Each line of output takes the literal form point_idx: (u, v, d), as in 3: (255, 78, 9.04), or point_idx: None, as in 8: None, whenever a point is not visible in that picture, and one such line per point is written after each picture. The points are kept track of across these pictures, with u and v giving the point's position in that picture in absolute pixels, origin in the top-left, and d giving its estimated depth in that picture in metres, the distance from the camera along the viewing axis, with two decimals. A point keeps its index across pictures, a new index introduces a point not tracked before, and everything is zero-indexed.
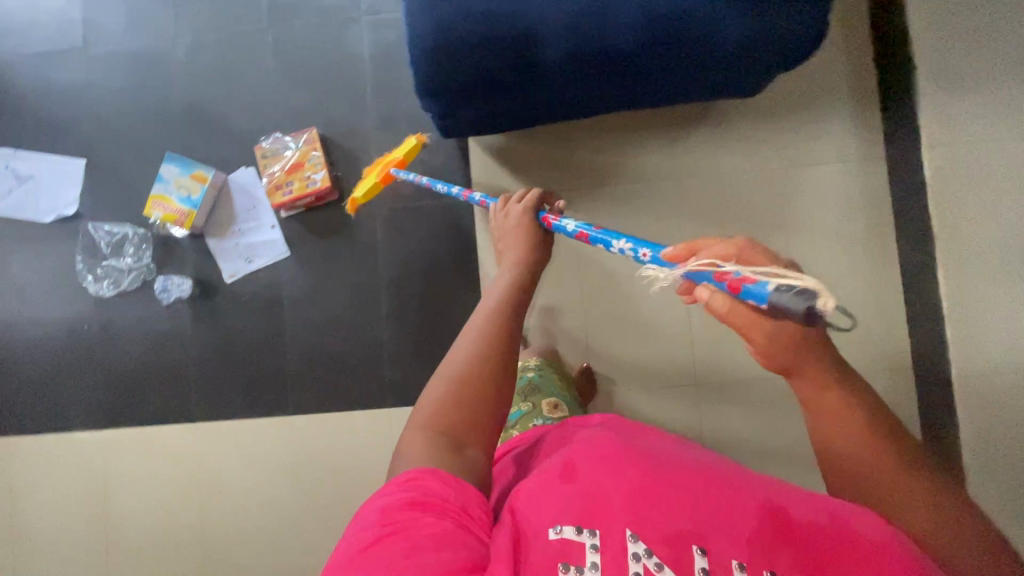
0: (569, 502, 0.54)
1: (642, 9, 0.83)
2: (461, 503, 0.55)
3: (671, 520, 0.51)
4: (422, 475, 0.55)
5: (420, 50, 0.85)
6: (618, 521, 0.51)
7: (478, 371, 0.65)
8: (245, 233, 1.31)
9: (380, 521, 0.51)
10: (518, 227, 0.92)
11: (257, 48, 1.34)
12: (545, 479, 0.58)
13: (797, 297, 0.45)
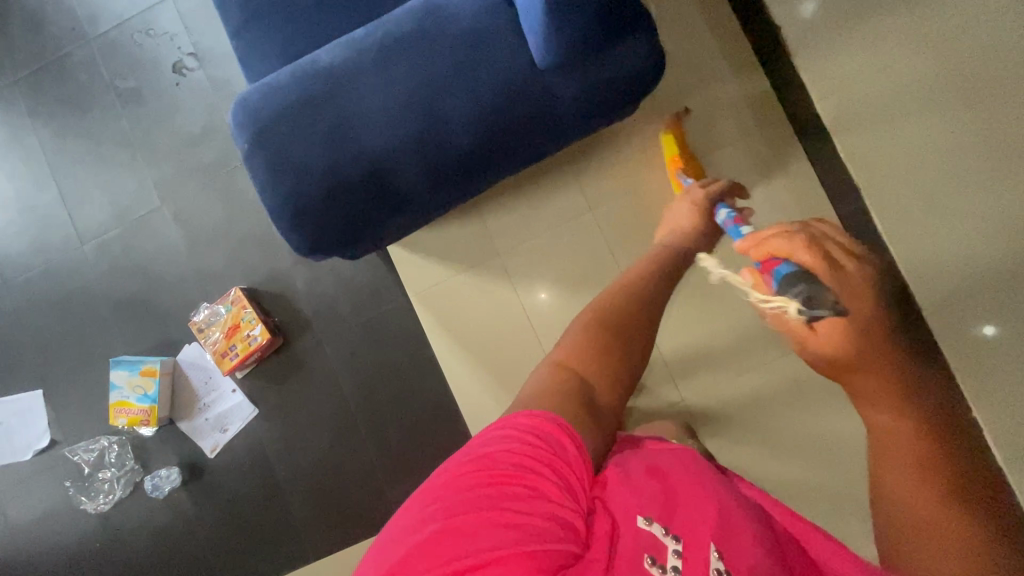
0: (661, 503, 0.47)
1: (472, 105, 0.83)
2: (581, 471, 0.48)
3: (752, 551, 0.45)
4: (559, 429, 0.50)
5: (284, 218, 0.86)
6: (707, 530, 0.45)
7: (631, 325, 0.67)
8: (212, 405, 1.32)
9: (507, 459, 0.47)
10: (693, 209, 0.93)
11: (159, 227, 1.35)
12: (632, 471, 0.51)
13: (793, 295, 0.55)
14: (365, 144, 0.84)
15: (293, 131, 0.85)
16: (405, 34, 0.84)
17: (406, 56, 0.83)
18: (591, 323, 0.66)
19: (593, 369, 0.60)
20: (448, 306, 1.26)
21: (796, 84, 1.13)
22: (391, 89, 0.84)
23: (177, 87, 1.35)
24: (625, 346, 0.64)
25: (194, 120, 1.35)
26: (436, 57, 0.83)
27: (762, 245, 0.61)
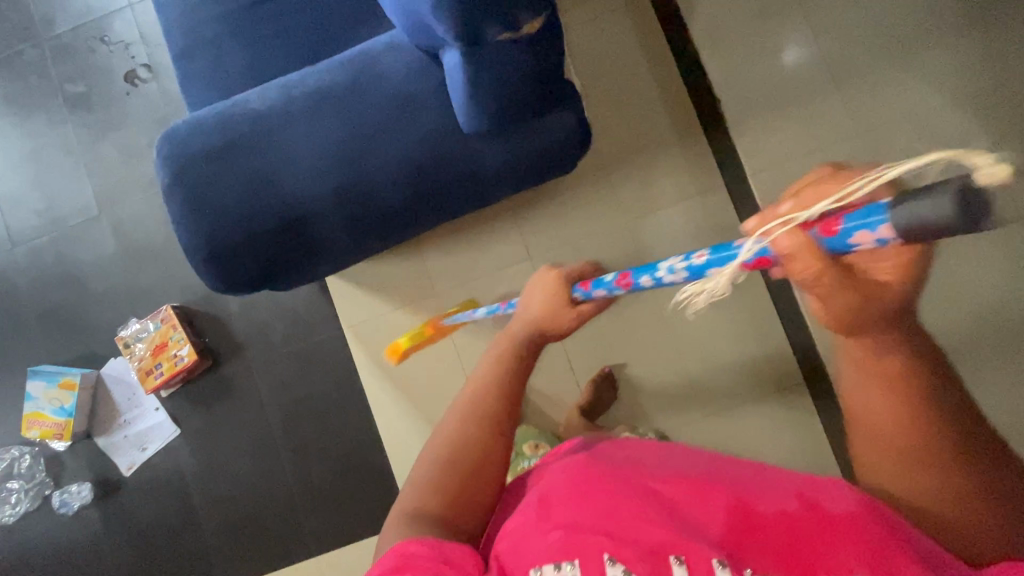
0: (548, 539, 0.47)
1: (396, 159, 0.84)
2: (442, 549, 0.49)
3: (647, 532, 0.46)
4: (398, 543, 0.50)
5: (198, 254, 0.85)
6: (595, 544, 0.46)
7: (474, 461, 0.59)
8: (131, 423, 1.29)
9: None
10: (539, 295, 0.77)
11: (96, 236, 1.33)
12: (520, 518, 0.51)
13: (930, 194, 0.31)
14: (287, 191, 0.84)
15: (212, 172, 0.84)
16: (337, 87, 0.85)
17: (336, 108, 0.84)
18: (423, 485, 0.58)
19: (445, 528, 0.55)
20: (379, 341, 1.27)
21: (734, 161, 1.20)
22: (318, 139, 0.84)
23: (127, 97, 1.34)
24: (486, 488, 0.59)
25: (142, 131, 1.33)
26: (366, 112, 0.84)
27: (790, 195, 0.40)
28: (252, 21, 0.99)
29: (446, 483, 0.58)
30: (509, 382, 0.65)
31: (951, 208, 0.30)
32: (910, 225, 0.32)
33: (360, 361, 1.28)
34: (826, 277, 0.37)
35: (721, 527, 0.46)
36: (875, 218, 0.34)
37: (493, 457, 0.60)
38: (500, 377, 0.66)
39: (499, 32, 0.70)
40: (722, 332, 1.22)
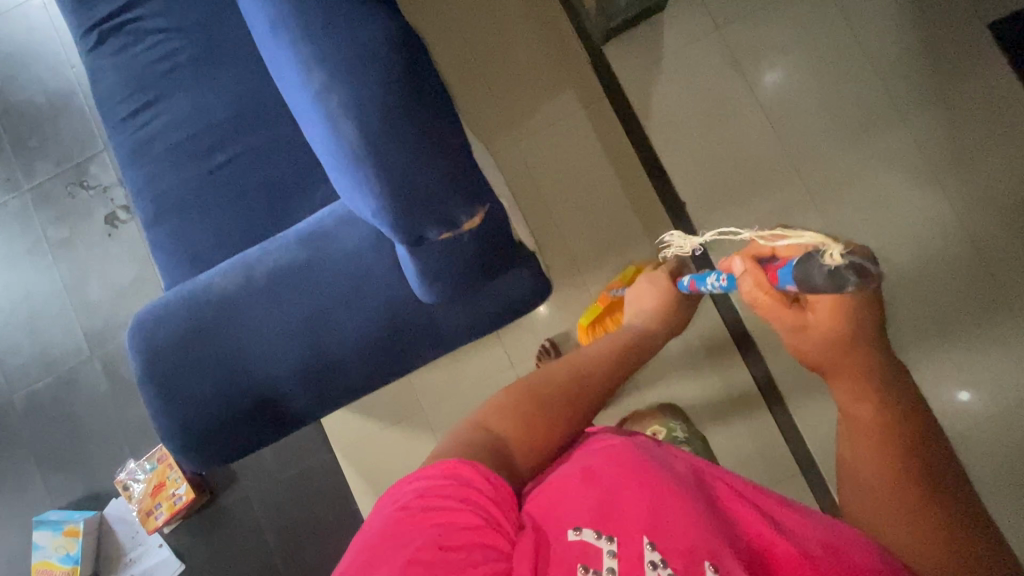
0: (593, 509, 0.52)
1: (359, 336, 0.86)
2: (496, 494, 0.56)
3: (690, 533, 0.49)
4: (463, 464, 0.57)
5: (177, 444, 0.87)
6: (636, 527, 0.50)
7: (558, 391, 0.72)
8: (138, 560, 1.31)
9: (420, 503, 0.54)
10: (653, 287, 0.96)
11: (89, 377, 1.36)
12: (565, 482, 0.56)
13: (814, 261, 0.47)
14: (257, 374, 0.86)
15: (181, 366, 0.86)
16: (295, 267, 0.86)
17: (297, 288, 0.86)
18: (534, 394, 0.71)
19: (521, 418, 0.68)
20: (372, 466, 1.27)
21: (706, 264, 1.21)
22: (282, 318, 0.86)
23: (109, 238, 1.37)
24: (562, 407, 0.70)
25: (124, 271, 1.36)
26: (326, 289, 0.86)
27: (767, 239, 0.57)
28: (215, 187, 1.01)
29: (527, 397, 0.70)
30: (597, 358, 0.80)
31: (818, 274, 0.46)
32: (802, 277, 0.49)
33: (355, 489, 1.28)
34: (766, 296, 0.55)
35: (748, 549, 0.50)
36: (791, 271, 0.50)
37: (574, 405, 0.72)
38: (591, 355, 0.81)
39: (439, 232, 0.71)
40: (711, 428, 1.21)
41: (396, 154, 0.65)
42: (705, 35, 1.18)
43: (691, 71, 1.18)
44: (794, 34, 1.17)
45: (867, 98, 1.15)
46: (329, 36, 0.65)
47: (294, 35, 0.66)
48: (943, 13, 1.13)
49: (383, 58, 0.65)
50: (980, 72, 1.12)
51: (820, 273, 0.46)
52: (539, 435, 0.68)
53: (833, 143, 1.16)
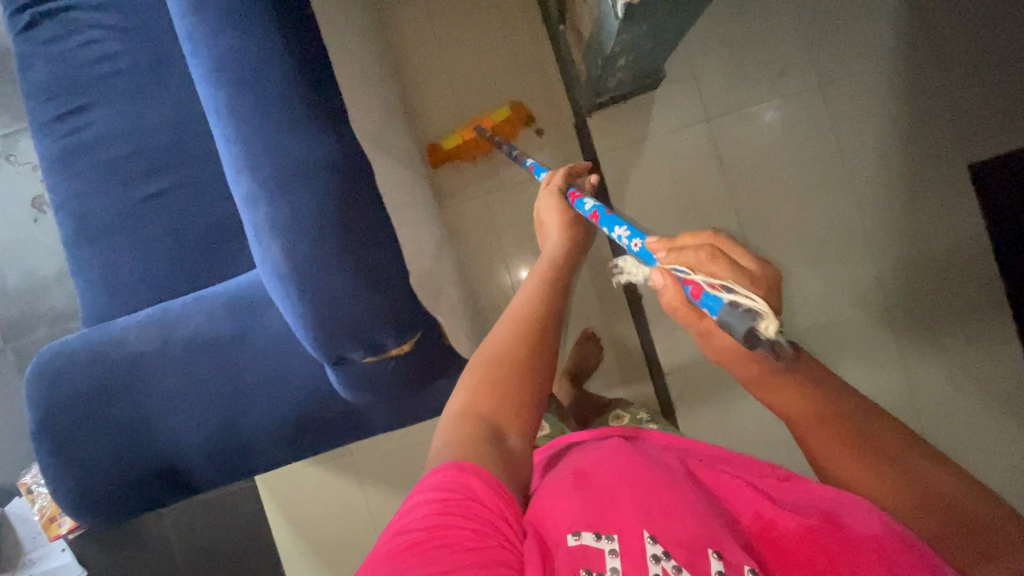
0: (590, 510, 0.47)
1: (274, 421, 0.81)
2: (499, 503, 0.45)
3: (690, 525, 0.46)
4: (466, 473, 0.46)
5: (71, 503, 0.83)
6: (636, 522, 0.46)
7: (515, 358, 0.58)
8: (37, 562, 1.26)
9: (423, 523, 0.42)
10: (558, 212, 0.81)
11: (1, 367, 1.28)
12: (557, 485, 0.51)
13: (743, 317, 0.40)
14: (167, 445, 0.82)
15: (85, 427, 0.81)
16: (216, 338, 0.81)
17: (215, 360, 0.81)
18: (472, 368, 0.58)
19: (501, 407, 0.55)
20: (316, 543, 1.25)
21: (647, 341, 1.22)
22: (194, 389, 0.81)
23: (35, 224, 1.27)
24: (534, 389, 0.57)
25: (49, 262, 1.27)
26: (245, 367, 0.81)
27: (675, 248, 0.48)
28: (144, 216, 0.93)
29: (492, 387, 0.56)
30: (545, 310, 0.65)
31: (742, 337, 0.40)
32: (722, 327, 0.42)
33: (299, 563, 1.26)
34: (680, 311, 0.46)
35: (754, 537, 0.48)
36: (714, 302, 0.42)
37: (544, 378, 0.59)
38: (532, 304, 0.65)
39: (363, 353, 0.67)
40: None
41: (321, 277, 0.61)
42: (693, 125, 1.13)
43: (675, 158, 1.14)
44: (781, 141, 1.13)
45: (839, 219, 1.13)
46: (263, 143, 0.59)
47: (228, 132, 0.61)
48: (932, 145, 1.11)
49: (322, 176, 0.60)
50: (950, 213, 1.10)
51: (744, 332, 0.39)
52: (501, 405, 0.55)
53: (801, 260, 1.14)
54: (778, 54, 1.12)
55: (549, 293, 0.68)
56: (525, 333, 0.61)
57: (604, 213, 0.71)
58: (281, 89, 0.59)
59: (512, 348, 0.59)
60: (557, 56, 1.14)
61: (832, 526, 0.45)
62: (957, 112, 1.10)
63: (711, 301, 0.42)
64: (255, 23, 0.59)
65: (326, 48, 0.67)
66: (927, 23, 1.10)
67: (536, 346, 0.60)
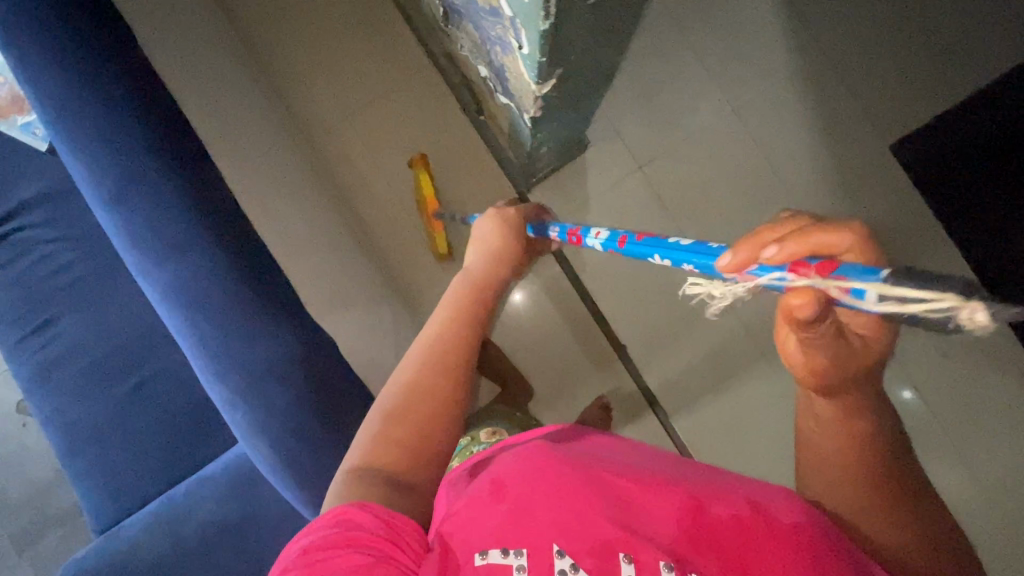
0: (499, 523, 0.44)
1: None
2: (393, 529, 0.44)
3: (602, 527, 0.43)
4: (361, 510, 0.45)
5: None
6: (544, 534, 0.43)
7: (426, 413, 0.54)
8: None
9: (302, 561, 0.42)
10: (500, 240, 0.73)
11: None
12: (469, 500, 0.47)
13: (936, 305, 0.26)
14: None
15: None
16: (228, 520, 0.83)
17: (240, 536, 0.83)
18: (383, 422, 0.53)
19: (405, 463, 0.52)
20: None
21: (638, 378, 1.24)
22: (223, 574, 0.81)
23: (25, 427, 1.28)
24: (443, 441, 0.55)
25: (49, 460, 1.28)
26: (270, 535, 0.83)
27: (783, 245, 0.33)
28: (128, 409, 0.95)
29: (396, 443, 0.52)
30: (460, 348, 0.60)
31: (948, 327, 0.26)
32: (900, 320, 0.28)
33: None
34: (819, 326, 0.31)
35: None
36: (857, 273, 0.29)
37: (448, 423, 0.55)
38: (447, 341, 0.60)
39: None
40: None
41: (309, 460, 0.63)
42: (628, 173, 1.19)
43: (619, 208, 1.18)
44: (712, 169, 1.19)
45: (787, 226, 1.17)
46: (227, 354, 0.62)
47: (193, 349, 0.63)
48: (849, 135, 1.18)
49: (294, 372, 0.63)
50: (885, 189, 1.17)
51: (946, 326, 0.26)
52: (415, 464, 0.52)
53: None
54: (685, 91, 1.19)
55: (474, 319, 0.64)
56: (433, 378, 0.56)
57: (630, 237, 0.53)
58: (239, 306, 0.63)
59: (420, 403, 0.55)
60: (485, 136, 1.21)
61: (755, 511, 0.43)
62: (862, 99, 1.18)
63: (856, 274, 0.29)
64: (202, 250, 0.63)
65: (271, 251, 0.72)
66: (812, 32, 1.19)
67: (447, 401, 0.56)
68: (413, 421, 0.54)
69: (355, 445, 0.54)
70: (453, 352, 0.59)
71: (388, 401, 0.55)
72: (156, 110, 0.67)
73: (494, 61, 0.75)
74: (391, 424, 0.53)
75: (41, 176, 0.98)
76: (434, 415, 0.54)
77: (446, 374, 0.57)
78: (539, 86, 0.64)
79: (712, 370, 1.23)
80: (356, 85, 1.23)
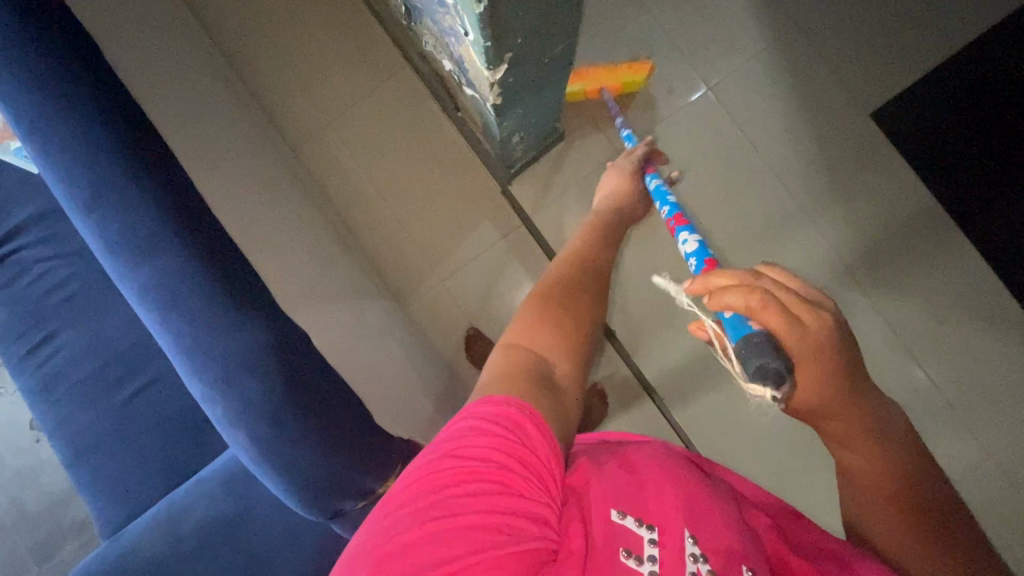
0: (635, 498, 0.52)
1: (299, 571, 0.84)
2: (550, 459, 0.50)
3: (727, 536, 0.50)
4: (526, 418, 0.50)
5: None
6: (680, 520, 0.50)
7: (571, 305, 0.70)
8: None
9: (486, 457, 0.47)
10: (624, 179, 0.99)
11: None
12: (607, 468, 0.55)
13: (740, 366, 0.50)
14: None
15: None
16: (224, 519, 0.85)
17: (229, 535, 0.84)
18: (542, 310, 0.68)
19: (559, 333, 0.66)
20: None
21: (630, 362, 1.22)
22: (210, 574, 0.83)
23: (38, 444, 1.33)
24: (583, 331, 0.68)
25: (60, 474, 1.33)
26: (261, 534, 0.85)
27: (714, 296, 0.50)
28: (126, 418, 0.98)
29: (553, 322, 0.66)
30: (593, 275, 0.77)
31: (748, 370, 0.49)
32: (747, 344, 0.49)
33: None
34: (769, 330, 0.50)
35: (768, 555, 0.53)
36: (741, 331, 0.52)
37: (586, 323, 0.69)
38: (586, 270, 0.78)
39: (355, 502, 0.71)
40: None
41: (284, 451, 0.64)
42: (607, 159, 1.19)
43: None
44: (694, 149, 1.18)
45: (771, 203, 1.17)
46: (202, 349, 0.63)
47: (172, 347, 0.65)
48: (830, 107, 1.17)
49: (265, 364, 0.64)
50: (868, 157, 1.15)
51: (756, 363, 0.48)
52: (564, 342, 0.65)
53: (749, 243, 1.16)
54: (659, 74, 1.19)
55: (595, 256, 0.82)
56: (576, 289, 0.73)
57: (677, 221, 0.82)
58: (208, 299, 0.64)
59: (568, 298, 0.71)
60: (463, 133, 1.22)
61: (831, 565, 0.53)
62: (838, 70, 1.17)
63: (737, 332, 0.53)
64: (170, 247, 0.65)
65: (240, 249, 0.74)
66: (783, 7, 1.18)
67: (586, 305, 0.71)
68: (565, 312, 0.69)
69: (517, 322, 0.67)
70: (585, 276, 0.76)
71: (543, 295, 0.71)
72: (116, 119, 0.69)
73: (453, 52, 0.77)
74: (550, 310, 0.68)
75: (37, 196, 1.02)
76: (577, 306, 0.70)
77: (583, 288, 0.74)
78: (492, 71, 0.65)
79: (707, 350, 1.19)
80: (334, 90, 1.25)
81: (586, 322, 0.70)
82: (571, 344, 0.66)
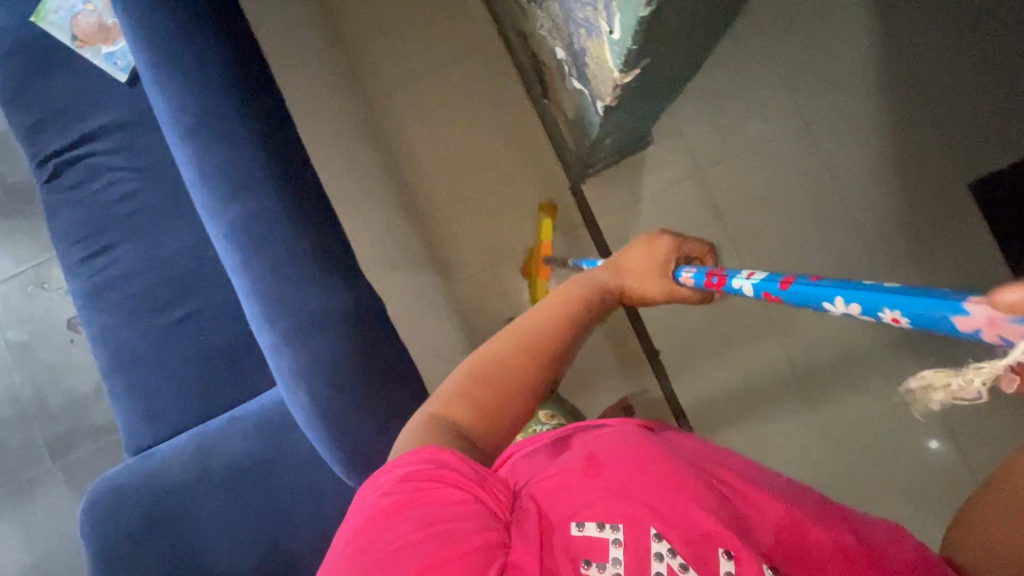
0: (593, 497, 0.47)
1: (318, 525, 0.84)
2: (473, 474, 0.48)
3: (700, 521, 0.45)
4: (438, 453, 0.49)
5: None
6: (641, 517, 0.45)
7: (506, 380, 0.56)
8: None
9: (402, 488, 0.47)
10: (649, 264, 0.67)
11: (50, 486, 1.34)
12: (564, 473, 0.50)
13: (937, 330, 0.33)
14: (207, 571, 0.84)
15: (140, 557, 0.85)
16: (255, 460, 0.86)
17: (258, 475, 0.86)
18: (473, 381, 0.56)
19: (487, 409, 0.55)
20: None
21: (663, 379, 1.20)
22: (235, 507, 0.85)
23: (71, 344, 1.35)
24: (515, 410, 0.56)
25: (87, 376, 1.35)
26: (286, 482, 0.85)
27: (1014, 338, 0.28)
28: (169, 341, 0.98)
29: (476, 399, 0.55)
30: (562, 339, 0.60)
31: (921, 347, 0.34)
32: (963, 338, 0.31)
33: None
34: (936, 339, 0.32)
35: (771, 535, 0.45)
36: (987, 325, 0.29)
37: (520, 405, 0.56)
38: (557, 330, 0.60)
39: None
40: None
41: (341, 416, 0.64)
42: (685, 177, 1.16)
43: (670, 210, 1.16)
44: (774, 182, 1.15)
45: (842, 252, 1.13)
46: (281, 301, 0.63)
47: (250, 291, 0.64)
48: (925, 163, 1.12)
49: (341, 328, 0.63)
50: (956, 227, 1.11)
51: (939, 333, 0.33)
52: (488, 418, 0.55)
53: None
54: (757, 99, 1.15)
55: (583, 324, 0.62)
56: (527, 355, 0.58)
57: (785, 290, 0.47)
58: (292, 251, 0.63)
59: (509, 374, 0.57)
60: (544, 121, 1.19)
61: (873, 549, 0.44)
62: (946, 130, 1.11)
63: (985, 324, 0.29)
64: (263, 191, 0.63)
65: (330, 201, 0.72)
66: (903, 54, 1.12)
67: (521, 387, 0.57)
68: (496, 387, 0.56)
69: (448, 381, 0.57)
70: (547, 350, 0.59)
71: (483, 358, 0.58)
72: (229, 46, 0.66)
73: (574, 44, 0.74)
74: (479, 383, 0.56)
75: (116, 106, 1.02)
76: (511, 384, 0.56)
77: (535, 362, 0.58)
78: (622, 74, 0.62)
79: (745, 389, 1.17)
80: (422, 52, 1.22)
81: (552, 368, 0.59)
82: (491, 425, 0.55)
